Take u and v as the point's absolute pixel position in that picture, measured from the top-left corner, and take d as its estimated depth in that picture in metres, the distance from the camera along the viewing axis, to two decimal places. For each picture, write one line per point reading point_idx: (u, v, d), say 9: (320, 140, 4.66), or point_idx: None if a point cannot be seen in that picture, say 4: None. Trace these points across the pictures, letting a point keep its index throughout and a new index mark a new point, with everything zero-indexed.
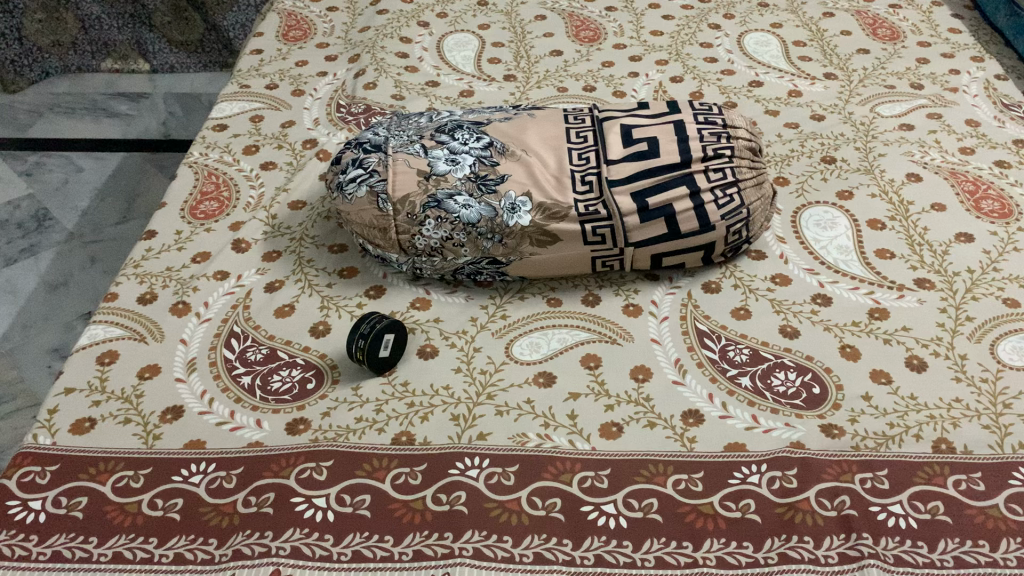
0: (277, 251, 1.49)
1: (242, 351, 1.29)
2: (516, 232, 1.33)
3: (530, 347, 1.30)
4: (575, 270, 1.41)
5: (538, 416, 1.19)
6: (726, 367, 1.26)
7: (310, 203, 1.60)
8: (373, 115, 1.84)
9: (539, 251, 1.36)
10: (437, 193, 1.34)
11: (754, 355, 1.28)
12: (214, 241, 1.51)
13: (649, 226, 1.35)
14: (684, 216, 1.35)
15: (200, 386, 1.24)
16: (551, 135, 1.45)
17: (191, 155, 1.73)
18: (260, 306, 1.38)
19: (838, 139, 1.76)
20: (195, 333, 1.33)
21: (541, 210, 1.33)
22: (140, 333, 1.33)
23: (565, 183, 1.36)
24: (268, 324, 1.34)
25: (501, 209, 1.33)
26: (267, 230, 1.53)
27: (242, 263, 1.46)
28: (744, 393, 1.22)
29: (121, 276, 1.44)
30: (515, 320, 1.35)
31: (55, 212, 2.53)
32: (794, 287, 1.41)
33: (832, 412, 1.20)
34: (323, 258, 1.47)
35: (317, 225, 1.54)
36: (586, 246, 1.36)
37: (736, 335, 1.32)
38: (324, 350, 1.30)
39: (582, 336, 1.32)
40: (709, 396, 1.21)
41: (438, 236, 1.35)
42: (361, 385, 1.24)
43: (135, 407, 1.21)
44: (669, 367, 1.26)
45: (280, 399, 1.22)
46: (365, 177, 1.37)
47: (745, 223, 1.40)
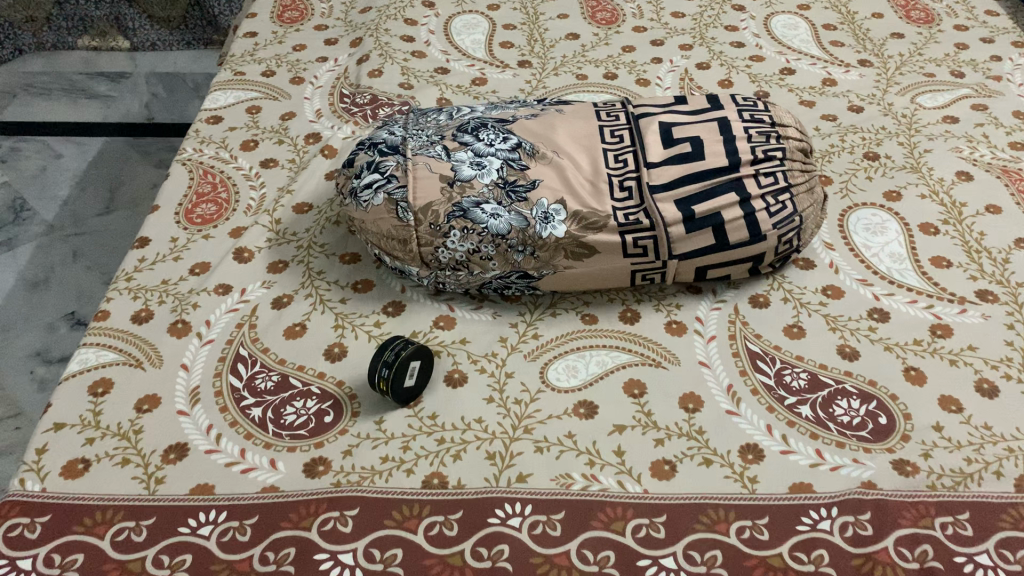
0: (284, 261, 1.37)
1: (251, 378, 1.18)
2: (550, 244, 1.21)
3: (566, 372, 1.19)
4: (612, 283, 1.29)
5: (582, 453, 1.08)
6: (783, 394, 1.16)
7: (317, 207, 1.47)
8: (379, 106, 1.71)
9: (575, 264, 1.24)
10: (462, 200, 1.21)
11: (814, 380, 1.18)
12: (213, 250, 1.39)
13: (695, 237, 1.23)
14: (733, 225, 1.23)
15: (205, 420, 1.12)
16: (582, 134, 1.33)
17: (183, 152, 1.60)
18: (268, 325, 1.26)
19: (879, 133, 1.65)
20: (198, 357, 1.21)
21: (576, 219, 1.21)
22: (136, 358, 1.21)
23: (601, 189, 1.24)
24: (277, 347, 1.22)
25: (533, 218, 1.21)
26: (272, 237, 1.41)
27: (245, 275, 1.34)
28: (805, 424, 1.12)
29: (112, 291, 1.32)
30: (549, 340, 1.24)
31: (33, 203, 2.39)
32: (848, 301, 1.31)
33: (901, 444, 1.10)
34: (334, 269, 1.35)
35: (325, 232, 1.41)
36: (626, 259, 1.24)
37: (791, 357, 1.21)
38: (342, 377, 1.18)
39: (623, 358, 1.21)
40: (767, 428, 1.12)
41: (463, 249, 1.22)
42: (384, 418, 1.11)
43: (133, 446, 1.09)
44: (721, 394, 1.16)
45: (296, 434, 1.10)
46: (382, 183, 1.24)
47: (797, 231, 1.29)
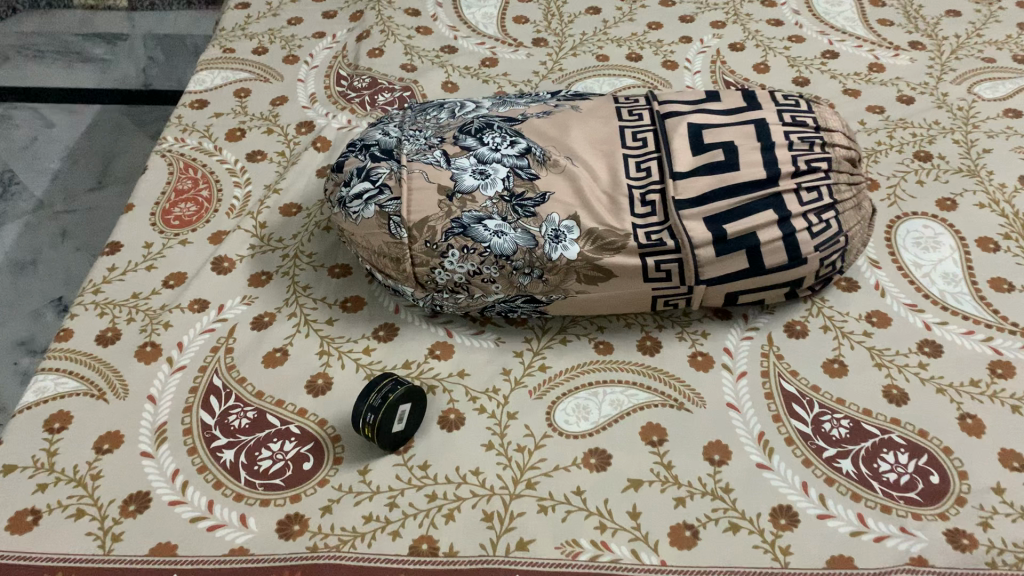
0: (267, 272, 1.24)
1: (224, 414, 1.06)
2: (561, 267, 1.07)
3: (576, 413, 1.06)
4: (630, 308, 1.15)
5: (592, 514, 0.96)
6: (821, 446, 1.03)
7: (307, 209, 1.34)
8: (379, 91, 1.56)
9: (588, 288, 1.10)
10: (462, 215, 1.07)
11: (856, 429, 1.04)
12: (190, 258, 1.26)
13: (726, 261, 1.09)
14: (769, 248, 1.09)
15: (171, 464, 1.01)
16: (600, 137, 1.17)
17: (164, 141, 1.46)
18: (246, 349, 1.13)
19: (932, 129, 1.48)
20: (167, 386, 1.09)
21: (590, 239, 1.07)
22: (99, 387, 1.09)
23: (620, 204, 1.10)
24: (255, 377, 1.10)
25: (542, 237, 1.07)
26: (255, 245, 1.28)
27: (224, 289, 1.21)
28: (846, 482, 0.99)
29: (78, 305, 1.20)
30: (558, 373, 1.11)
31: (22, 176, 2.26)
32: (895, 331, 1.16)
33: (956, 509, 0.96)
34: (322, 284, 1.21)
35: (314, 240, 1.28)
36: (646, 283, 1.10)
37: (831, 401, 1.07)
38: (325, 415, 1.05)
39: (640, 397, 1.08)
40: (803, 486, 0.99)
41: (463, 271, 1.08)
42: (370, 467, 0.99)
43: (89, 494, 0.98)
44: (751, 444, 1.03)
45: (271, 484, 0.98)
46: (373, 193, 1.10)
47: (841, 253, 1.14)
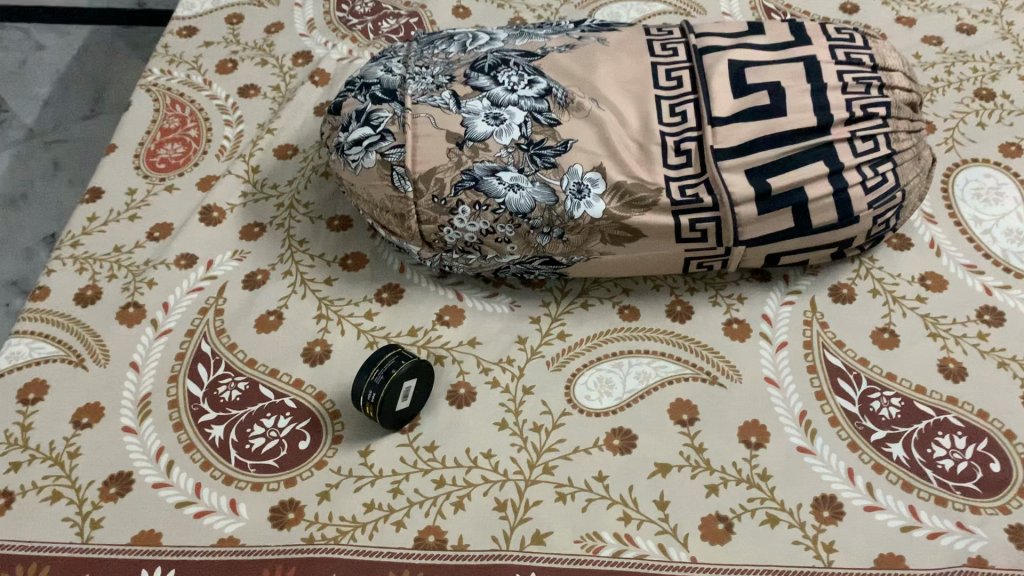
0: (260, 224, 1.13)
1: (213, 385, 0.97)
2: (584, 225, 0.96)
3: (599, 388, 0.96)
4: (660, 270, 1.04)
5: (615, 504, 0.87)
6: (869, 427, 0.93)
7: (303, 152, 1.22)
8: (383, 18, 1.42)
9: (614, 249, 0.99)
10: (474, 166, 0.96)
11: (908, 409, 0.94)
12: (177, 207, 1.16)
13: (769, 219, 0.97)
14: (818, 205, 0.97)
15: (156, 441, 0.92)
16: (629, 76, 1.04)
17: (149, 75, 1.34)
18: (237, 312, 1.04)
19: (996, 63, 1.33)
20: (151, 352, 1.00)
21: (617, 194, 0.96)
22: (77, 353, 1.00)
23: (652, 154, 0.98)
24: (247, 343, 1.00)
25: (564, 191, 0.95)
26: (247, 191, 1.17)
27: (213, 243, 1.11)
28: (896, 470, 0.90)
29: (55, 260, 1.10)
30: (579, 341, 1.01)
31: (11, 102, 1.99)
32: (952, 295, 1.05)
33: (1019, 502, 0.87)
34: (320, 239, 1.11)
35: (312, 188, 1.17)
36: (679, 244, 0.99)
37: (880, 376, 0.97)
38: (323, 387, 0.96)
39: (669, 370, 0.98)
40: (849, 474, 0.90)
41: (475, 230, 0.97)
42: (372, 448, 0.91)
43: (66, 475, 0.90)
44: (792, 425, 0.93)
45: (264, 466, 0.90)
46: (375, 140, 0.99)
47: (896, 210, 1.02)
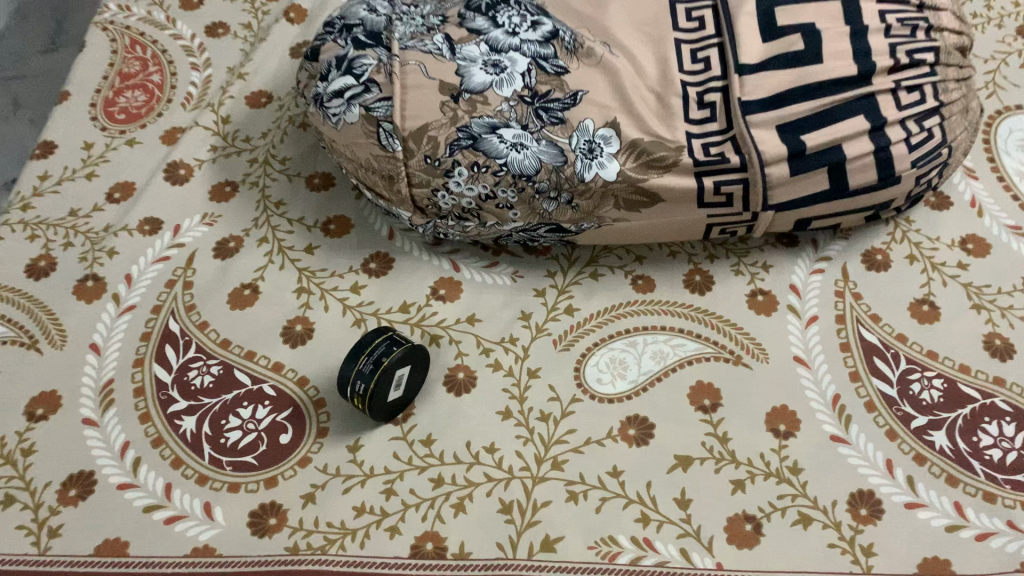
0: (232, 183, 1.02)
1: (183, 370, 0.87)
2: (596, 189, 0.85)
3: (612, 370, 0.87)
4: (678, 236, 0.94)
5: (632, 504, 0.79)
6: (909, 413, 0.85)
7: (278, 99, 1.10)
8: None
9: (629, 215, 0.88)
10: (471, 123, 0.84)
11: (952, 392, 0.86)
12: (139, 163, 1.04)
13: (802, 182, 0.87)
14: (857, 165, 0.87)
15: (120, 436, 0.83)
16: (644, 17, 0.92)
17: (105, 11, 1.20)
18: (208, 285, 0.93)
19: None
20: (113, 332, 0.90)
21: (633, 153, 0.85)
22: (30, 334, 0.90)
23: (671, 107, 0.87)
24: (220, 321, 0.90)
25: (573, 151, 0.84)
26: (216, 145, 1.05)
27: (180, 205, 1.00)
28: (939, 461, 0.82)
29: (4, 226, 0.99)
30: (589, 316, 0.91)
31: None
32: (997, 261, 0.96)
33: None
34: (300, 201, 1.00)
35: (289, 142, 1.05)
36: (701, 209, 0.88)
37: (920, 354, 0.88)
38: (306, 372, 0.86)
39: (689, 349, 0.89)
40: (887, 466, 0.82)
41: (473, 194, 0.87)
42: (361, 442, 0.82)
43: (21, 475, 0.81)
44: (825, 411, 0.85)
45: (241, 464, 0.81)
46: (358, 91, 0.86)
47: (940, 168, 0.92)
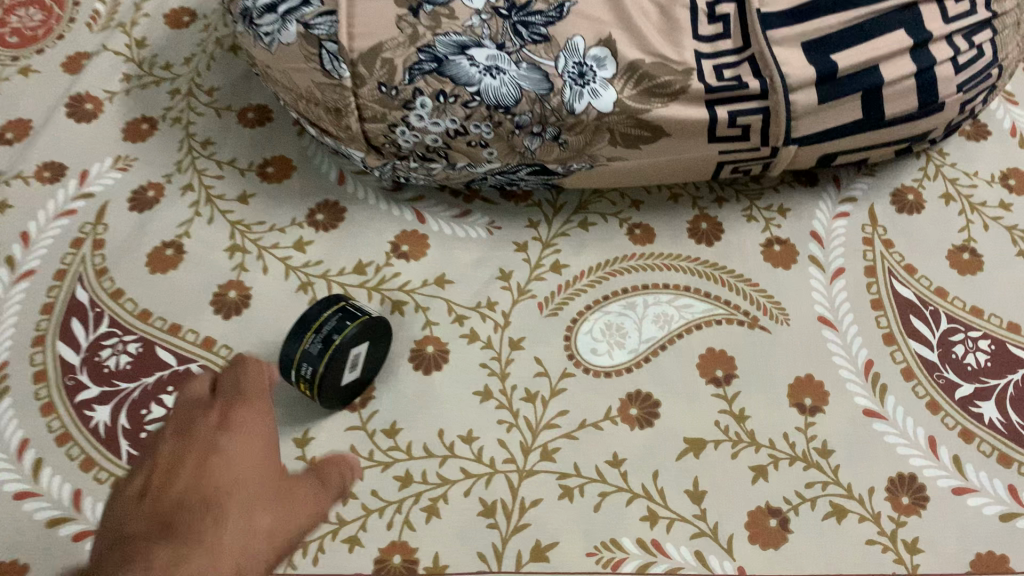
0: (149, 119, 0.85)
1: (93, 349, 0.72)
2: (588, 123, 0.71)
3: (608, 337, 0.74)
4: (681, 177, 0.80)
5: (637, 500, 0.67)
6: (952, 381, 0.73)
7: (204, 18, 0.93)
8: None
9: (626, 154, 0.74)
10: (436, 42, 0.69)
11: (1000, 355, 0.74)
12: (36, 96, 0.87)
13: (832, 111, 0.73)
14: (897, 90, 0.73)
15: (17, 432, 0.68)
16: None
17: None
18: (123, 244, 0.78)
19: None
20: (7, 304, 0.74)
21: (632, 79, 0.70)
22: None
23: (677, 21, 0.72)
24: (137, 288, 0.75)
25: (561, 76, 0.69)
26: (130, 73, 0.88)
27: (87, 146, 0.83)
28: (989, 437, 0.70)
29: None
30: (579, 274, 0.77)
31: None
32: None
33: None
34: (232, 140, 0.84)
35: (217, 69, 0.89)
36: (712, 144, 0.74)
37: (963, 311, 0.76)
38: (242, 348, 0.72)
39: (697, 311, 0.75)
40: (930, 445, 0.70)
41: (439, 131, 0.71)
42: (312, 434, 0.68)
43: None
44: (856, 380, 0.73)
45: None
46: (295, 5, 0.70)
47: (987, 92, 0.79)
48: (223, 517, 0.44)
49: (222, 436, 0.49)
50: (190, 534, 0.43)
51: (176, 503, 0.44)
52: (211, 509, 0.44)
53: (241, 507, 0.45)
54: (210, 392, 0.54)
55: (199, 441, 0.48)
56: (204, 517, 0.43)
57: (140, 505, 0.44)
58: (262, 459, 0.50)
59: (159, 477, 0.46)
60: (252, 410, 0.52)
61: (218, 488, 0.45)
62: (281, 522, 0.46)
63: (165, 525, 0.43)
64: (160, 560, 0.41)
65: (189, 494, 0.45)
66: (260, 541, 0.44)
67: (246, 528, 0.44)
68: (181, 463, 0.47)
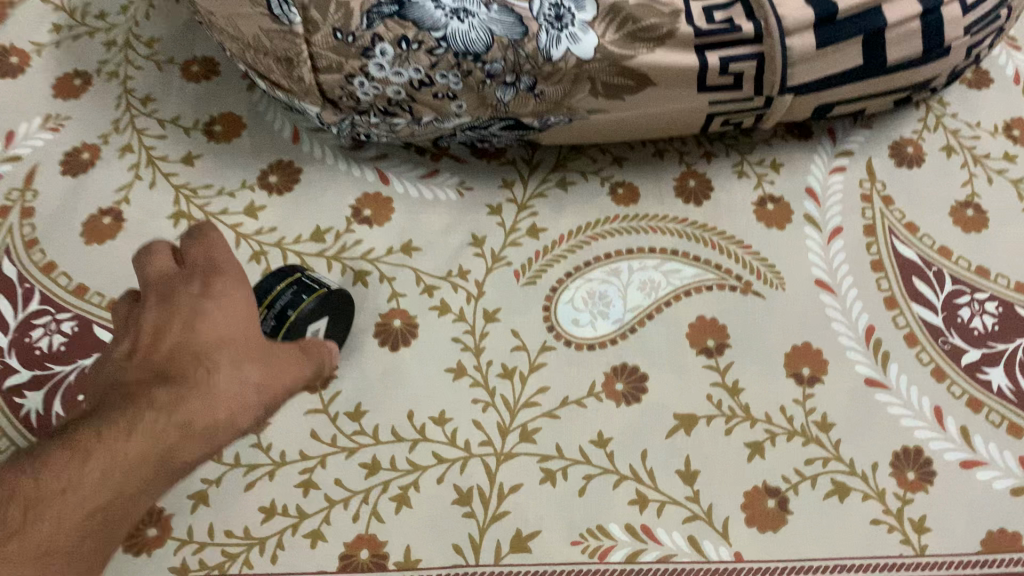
0: (82, 73, 0.77)
1: (23, 330, 0.65)
2: (567, 72, 0.64)
3: (590, 307, 0.68)
4: (666, 131, 0.73)
5: (625, 482, 0.62)
6: (959, 347, 0.68)
7: None
8: None
9: (608, 106, 0.68)
10: None
11: (1008, 319, 0.69)
12: None
13: (832, 57, 0.67)
14: (901, 33, 0.67)
15: None
16: None
17: None
18: (55, 212, 0.70)
19: None
20: None
21: (615, 22, 0.64)
22: None
23: None
24: (72, 262, 0.68)
25: (537, 20, 0.62)
26: (60, 23, 0.80)
27: (13, 104, 0.75)
28: (999, 407, 0.66)
29: None
30: (558, 238, 0.71)
31: None
32: None
33: None
34: (175, 95, 0.76)
35: (157, 16, 0.81)
36: (701, 94, 0.68)
37: (968, 272, 0.71)
38: None
39: (685, 277, 0.70)
40: (936, 416, 0.65)
41: (403, 81, 0.64)
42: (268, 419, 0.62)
43: None
44: (857, 347, 0.68)
45: None
46: None
47: (994, 35, 0.73)
48: (215, 365, 0.48)
49: (206, 302, 0.50)
50: (185, 380, 0.47)
51: (168, 356, 0.48)
52: (200, 363, 0.48)
53: (231, 359, 0.49)
54: (178, 263, 0.54)
55: (182, 304, 0.50)
56: (195, 369, 0.47)
57: (131, 360, 0.48)
58: (244, 331, 0.51)
59: (146, 340, 0.48)
60: (231, 280, 0.53)
61: (205, 343, 0.48)
62: (269, 372, 0.50)
63: (161, 374, 0.47)
64: (158, 402, 0.46)
65: (179, 351, 0.48)
66: (251, 390, 0.49)
67: (234, 381, 0.48)
68: (168, 322, 0.49)
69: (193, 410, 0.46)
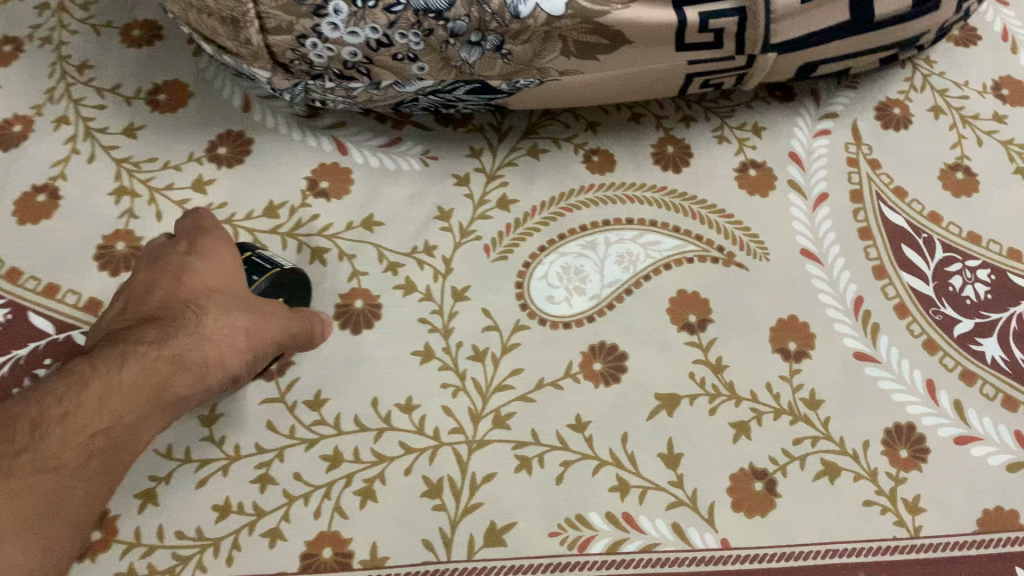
0: (12, 39, 0.72)
1: None
2: (535, 29, 0.59)
3: (565, 282, 0.64)
4: (642, 94, 0.69)
5: (605, 468, 0.58)
6: (952, 317, 0.65)
7: None
8: None
9: (580, 66, 0.63)
10: None
11: (1001, 287, 0.66)
12: None
13: (817, 12, 0.63)
14: None
15: None
16: None
17: None
18: None
19: None
20: None
21: None
22: None
23: None
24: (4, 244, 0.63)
25: None
26: None
27: None
28: (994, 379, 0.63)
29: None
30: (529, 209, 0.67)
31: None
32: None
33: None
34: (114, 62, 0.71)
35: None
36: (680, 54, 0.63)
37: (959, 239, 0.68)
38: None
39: (665, 249, 0.66)
40: (929, 390, 0.62)
41: (359, 42, 0.59)
42: (220, 410, 0.58)
43: None
44: (846, 320, 0.64)
45: None
46: None
47: None
48: (203, 308, 0.48)
49: (192, 257, 0.51)
50: (173, 324, 0.46)
51: (159, 303, 0.48)
52: (189, 306, 0.48)
53: (220, 305, 0.49)
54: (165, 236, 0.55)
55: (170, 261, 0.51)
56: (185, 311, 0.47)
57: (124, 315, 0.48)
58: (233, 288, 0.52)
59: (137, 294, 0.49)
60: (215, 240, 0.54)
61: (194, 290, 0.49)
62: (256, 321, 0.51)
63: (150, 319, 0.47)
64: (148, 336, 0.45)
65: (171, 296, 0.49)
66: (240, 333, 0.49)
67: (223, 324, 0.48)
68: (157, 275, 0.50)
69: (184, 346, 0.46)
